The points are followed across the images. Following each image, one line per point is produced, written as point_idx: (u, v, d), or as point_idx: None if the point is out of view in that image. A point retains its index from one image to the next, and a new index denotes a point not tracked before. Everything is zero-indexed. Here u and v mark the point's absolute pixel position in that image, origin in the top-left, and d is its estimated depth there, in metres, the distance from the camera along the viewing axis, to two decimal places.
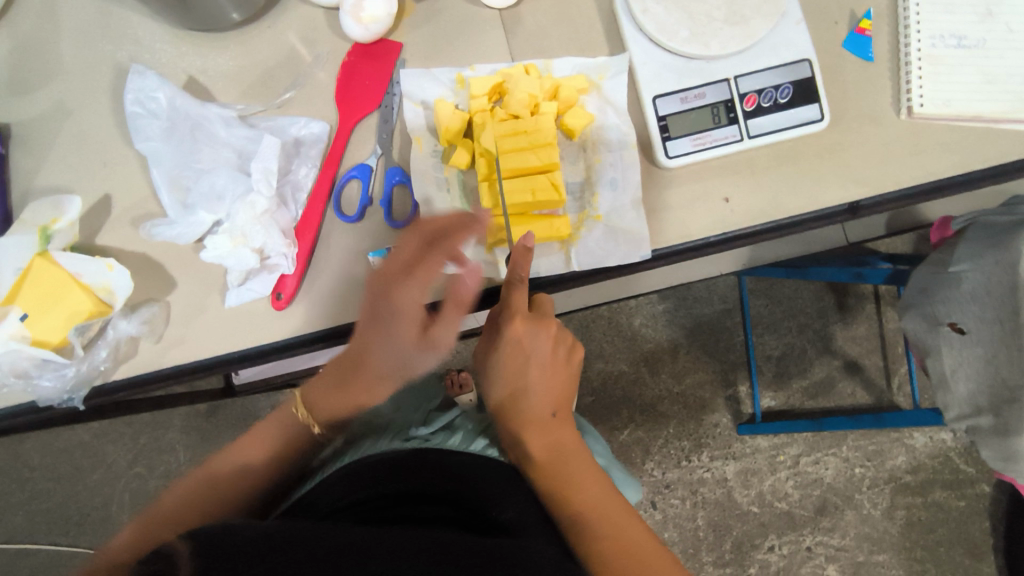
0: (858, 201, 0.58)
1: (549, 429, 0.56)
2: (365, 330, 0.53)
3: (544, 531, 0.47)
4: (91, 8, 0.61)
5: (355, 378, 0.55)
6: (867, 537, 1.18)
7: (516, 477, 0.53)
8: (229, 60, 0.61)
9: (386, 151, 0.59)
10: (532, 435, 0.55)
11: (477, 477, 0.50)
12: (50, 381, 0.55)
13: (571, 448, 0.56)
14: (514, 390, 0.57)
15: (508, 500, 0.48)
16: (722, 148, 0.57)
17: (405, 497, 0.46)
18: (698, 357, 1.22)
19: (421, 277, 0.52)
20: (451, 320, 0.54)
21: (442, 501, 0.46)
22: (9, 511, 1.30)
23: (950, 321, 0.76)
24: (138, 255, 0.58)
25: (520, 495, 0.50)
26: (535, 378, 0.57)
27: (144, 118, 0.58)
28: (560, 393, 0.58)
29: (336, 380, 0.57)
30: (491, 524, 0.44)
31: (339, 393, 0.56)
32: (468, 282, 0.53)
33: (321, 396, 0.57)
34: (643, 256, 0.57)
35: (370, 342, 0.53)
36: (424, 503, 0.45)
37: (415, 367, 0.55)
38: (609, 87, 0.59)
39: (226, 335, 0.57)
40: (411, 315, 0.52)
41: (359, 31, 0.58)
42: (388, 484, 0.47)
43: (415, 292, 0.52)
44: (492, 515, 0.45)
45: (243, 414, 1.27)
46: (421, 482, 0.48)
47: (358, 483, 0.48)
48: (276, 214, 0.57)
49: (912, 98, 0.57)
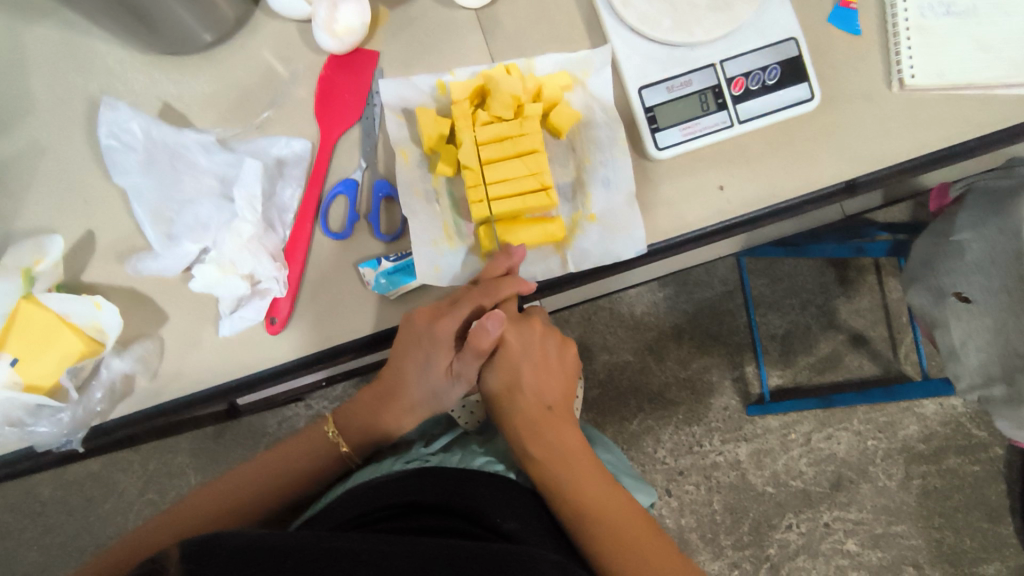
0: (854, 178, 0.56)
1: (548, 423, 0.55)
2: (401, 357, 0.55)
3: (546, 541, 0.48)
4: (59, 40, 0.60)
5: (392, 401, 0.58)
6: (884, 509, 1.17)
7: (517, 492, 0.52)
8: (204, 84, 0.59)
9: (370, 164, 0.58)
10: (530, 432, 0.54)
11: (480, 487, 0.50)
12: (47, 427, 0.54)
13: (572, 443, 0.55)
14: (508, 386, 0.56)
15: (510, 510, 0.48)
16: (712, 135, 0.56)
17: (411, 507, 0.47)
18: (702, 342, 1.21)
19: (462, 312, 0.53)
20: (472, 360, 0.55)
21: (444, 511, 0.46)
22: (23, 546, 1.29)
23: (956, 291, 0.75)
24: (127, 289, 0.57)
25: (521, 506, 0.50)
26: (527, 374, 0.56)
27: (120, 152, 0.57)
28: (556, 387, 0.58)
29: (371, 403, 0.59)
30: (494, 532, 0.45)
31: (372, 414, 0.58)
32: (485, 330, 0.52)
33: (355, 415, 0.59)
34: (638, 252, 0.55)
35: (406, 366, 0.56)
36: (429, 512, 0.46)
37: (443, 397, 0.57)
38: (594, 84, 0.58)
39: (222, 365, 0.56)
40: (445, 345, 0.54)
41: (334, 43, 0.56)
42: (395, 493, 0.48)
43: (453, 326, 0.53)
44: (496, 523, 0.46)
45: (250, 432, 1.26)
46: (426, 492, 0.48)
47: (364, 496, 0.48)
48: (264, 238, 0.55)
49: (903, 70, 0.56)
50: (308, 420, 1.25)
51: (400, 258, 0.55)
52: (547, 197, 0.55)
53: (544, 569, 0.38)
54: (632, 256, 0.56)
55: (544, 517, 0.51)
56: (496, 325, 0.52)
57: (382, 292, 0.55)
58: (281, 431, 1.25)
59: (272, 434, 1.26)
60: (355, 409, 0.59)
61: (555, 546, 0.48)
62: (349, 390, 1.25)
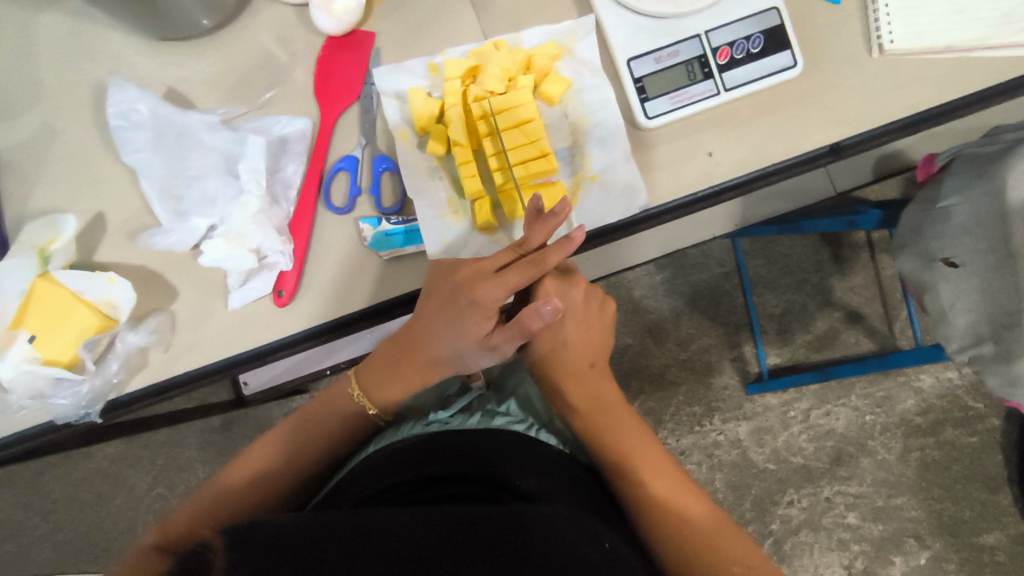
0: (839, 142, 0.58)
1: (589, 379, 0.59)
2: (435, 316, 0.55)
3: (567, 496, 0.50)
4: (64, 29, 0.62)
5: (415, 359, 0.58)
6: (884, 482, 1.19)
7: (532, 449, 0.54)
8: (207, 66, 0.61)
9: (370, 140, 0.60)
10: (574, 390, 0.58)
11: (498, 454, 0.52)
12: (65, 399, 0.56)
13: (612, 401, 0.59)
14: (548, 347, 0.58)
15: (530, 470, 0.50)
16: (699, 103, 0.58)
17: (432, 480, 0.49)
18: (701, 322, 1.23)
19: (506, 279, 0.52)
20: (513, 335, 0.54)
21: (465, 479, 0.48)
22: (37, 544, 1.32)
23: (944, 256, 0.77)
24: (138, 268, 0.59)
25: (539, 465, 0.52)
26: (571, 332, 0.58)
27: (129, 131, 0.59)
28: (597, 346, 0.59)
29: (395, 361, 0.59)
30: (512, 493, 0.47)
31: (398, 374, 0.59)
32: (539, 315, 0.51)
33: (378, 376, 0.59)
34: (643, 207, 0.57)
35: (437, 322, 0.55)
36: (449, 483, 0.48)
37: (468, 362, 0.57)
38: (581, 49, 0.59)
39: (233, 337, 0.58)
40: (484, 310, 0.53)
41: (331, 24, 0.59)
42: (415, 469, 0.50)
43: (494, 292, 0.53)
44: (515, 485, 0.48)
45: (258, 425, 1.28)
46: (444, 464, 0.50)
47: (389, 470, 0.51)
48: (270, 212, 0.57)
49: (882, 36, 0.58)
50: None
51: (402, 221, 0.58)
52: (549, 162, 0.56)
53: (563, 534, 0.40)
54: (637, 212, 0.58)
55: (566, 471, 0.54)
56: (549, 310, 0.51)
57: (375, 249, 0.57)
58: None
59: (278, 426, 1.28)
60: (375, 370, 0.60)
61: (578, 500, 0.50)
62: None
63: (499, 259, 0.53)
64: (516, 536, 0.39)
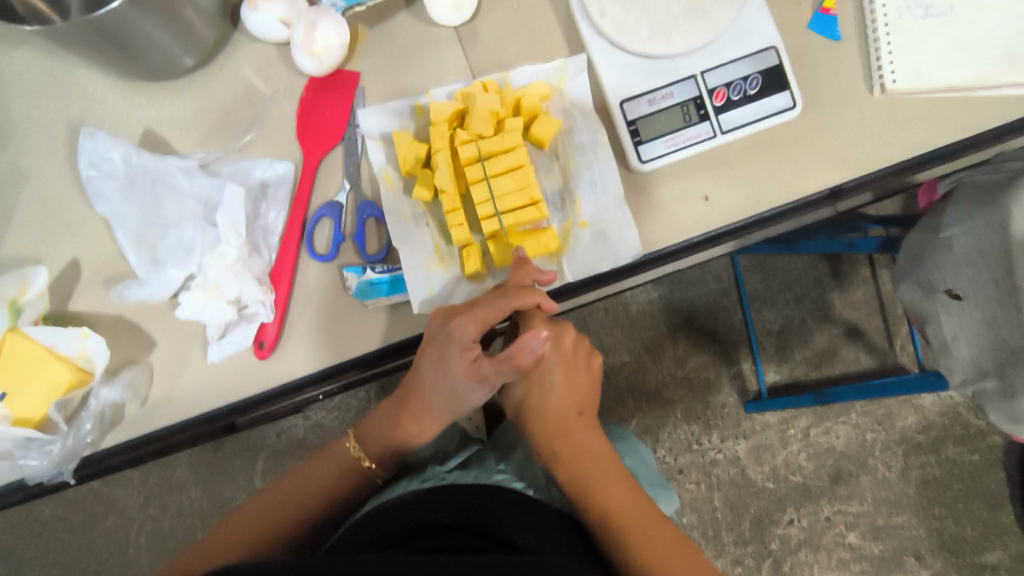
0: (838, 184, 0.56)
1: (576, 428, 0.56)
2: (420, 362, 0.54)
3: (567, 555, 0.47)
4: (38, 67, 0.60)
5: (407, 408, 0.57)
6: (884, 500, 1.18)
7: (533, 506, 0.52)
8: (185, 107, 0.59)
9: (354, 185, 0.57)
10: (561, 441, 0.55)
11: (499, 507, 0.50)
12: (36, 460, 0.54)
13: (601, 453, 0.55)
14: (531, 396, 0.57)
15: (529, 526, 0.49)
16: (695, 146, 0.56)
17: (427, 529, 0.47)
18: (699, 340, 1.21)
19: (478, 314, 0.51)
20: (504, 371, 0.52)
21: (463, 531, 0.47)
22: (26, 566, 1.29)
23: (946, 287, 0.74)
24: (114, 317, 0.57)
25: (540, 525, 0.50)
26: (559, 378, 0.57)
27: (101, 180, 0.57)
28: (581, 395, 0.58)
29: (389, 412, 0.58)
30: (509, 547, 0.44)
31: (390, 423, 0.58)
32: (529, 345, 0.51)
33: (376, 426, 0.59)
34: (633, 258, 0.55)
35: (423, 367, 0.54)
36: (444, 533, 0.46)
37: (461, 400, 0.55)
38: (571, 88, 0.58)
39: (211, 389, 0.55)
40: (459, 347, 0.51)
41: (313, 65, 0.56)
42: (408, 517, 0.49)
43: (466, 327, 0.51)
44: (513, 539, 0.46)
45: (250, 444, 1.26)
46: (441, 513, 0.49)
47: (384, 520, 0.49)
48: (249, 261, 0.56)
49: (883, 75, 0.56)
50: (307, 431, 1.25)
51: (387, 269, 0.55)
52: (538, 210, 0.56)
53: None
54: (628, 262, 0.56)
55: (564, 534, 0.51)
56: (540, 341, 0.51)
57: (361, 298, 0.55)
58: (281, 443, 1.25)
59: (271, 445, 1.26)
60: (374, 422, 0.60)
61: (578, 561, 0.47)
62: (347, 399, 1.25)
63: (474, 296, 0.52)
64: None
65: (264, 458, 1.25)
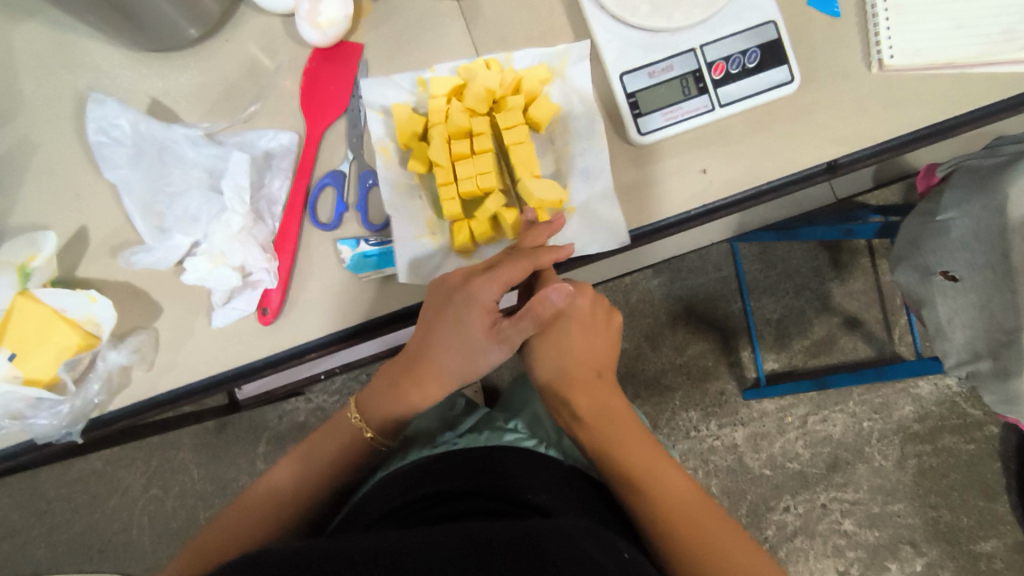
0: (835, 159, 0.57)
1: (596, 390, 0.56)
2: (432, 326, 0.53)
3: (577, 508, 0.47)
4: (48, 38, 0.61)
5: (412, 373, 0.54)
6: (880, 488, 1.18)
7: (542, 464, 0.53)
8: (191, 78, 0.60)
9: (357, 155, 0.58)
10: (579, 398, 0.55)
11: (510, 468, 0.50)
12: (46, 419, 0.55)
13: (619, 411, 0.56)
14: (549, 358, 0.56)
15: (541, 485, 0.49)
16: (692, 120, 0.57)
17: (439, 496, 0.47)
18: (698, 328, 1.22)
19: (498, 273, 0.51)
20: (524, 327, 0.52)
21: (476, 494, 0.47)
22: (30, 544, 1.31)
23: (942, 270, 0.72)
24: (121, 283, 0.58)
25: (552, 481, 0.50)
26: (577, 340, 0.56)
27: (110, 147, 0.58)
28: (594, 350, 0.57)
29: (390, 382, 0.56)
30: (524, 507, 0.44)
31: (392, 392, 0.55)
32: (551, 298, 0.50)
33: (376, 397, 0.56)
34: (622, 244, 0.56)
35: (435, 331, 0.52)
36: (459, 499, 0.46)
37: (478, 364, 0.53)
38: (573, 75, 0.58)
39: (216, 356, 0.57)
40: (481, 306, 0.51)
41: (317, 36, 0.57)
42: (423, 485, 0.49)
43: (488, 289, 0.51)
44: (526, 498, 0.46)
45: (252, 427, 1.27)
46: (452, 479, 0.49)
47: (394, 491, 0.49)
48: (254, 230, 0.57)
49: (881, 51, 0.57)
50: (309, 414, 1.26)
51: (379, 242, 0.57)
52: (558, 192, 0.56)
53: (578, 542, 0.38)
54: (616, 248, 0.56)
55: (573, 486, 0.52)
56: (561, 295, 0.51)
57: (355, 271, 0.56)
58: (282, 425, 1.26)
59: (273, 428, 1.26)
60: (372, 393, 0.57)
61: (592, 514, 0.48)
62: (348, 384, 1.26)
63: (493, 256, 0.53)
64: (533, 548, 0.37)
65: (266, 441, 1.26)
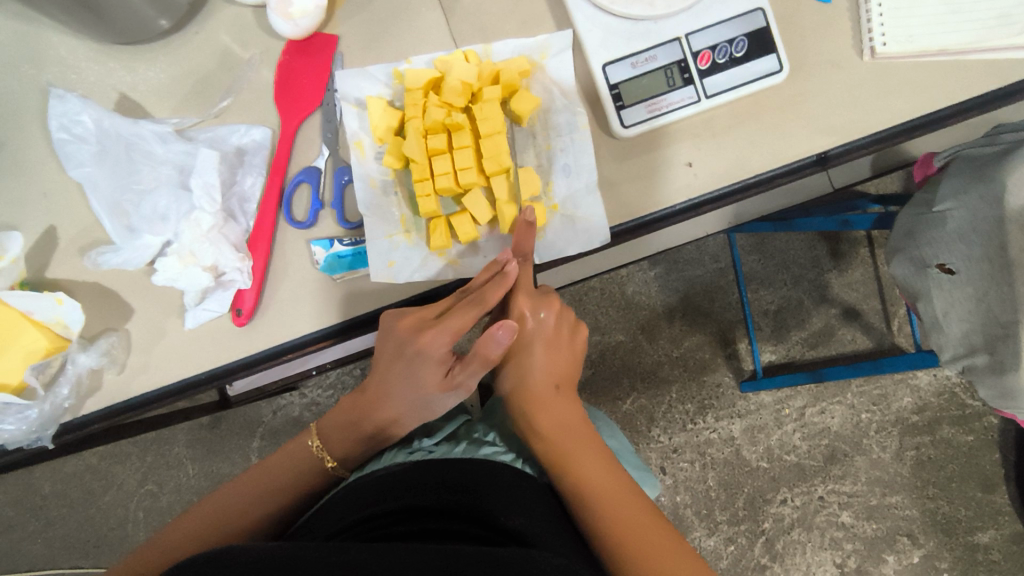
0: (825, 151, 0.55)
1: (556, 403, 0.54)
2: (389, 372, 0.53)
3: (558, 538, 0.45)
4: (13, 31, 0.59)
5: (373, 414, 0.54)
6: (878, 480, 1.17)
7: (519, 484, 0.50)
8: (160, 73, 0.58)
9: (332, 151, 0.57)
10: (537, 413, 0.53)
11: (486, 486, 0.48)
12: (14, 424, 0.55)
13: (574, 425, 0.54)
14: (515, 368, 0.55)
15: (517, 507, 0.46)
16: (677, 112, 0.55)
17: (409, 511, 0.45)
18: (695, 319, 1.21)
19: (447, 325, 0.50)
20: (476, 370, 0.51)
21: (448, 513, 0.44)
22: (27, 540, 1.31)
23: (939, 262, 0.69)
24: (91, 284, 0.56)
25: (531, 506, 0.47)
26: (537, 356, 0.55)
27: (73, 144, 0.56)
28: (551, 361, 0.55)
29: (348, 418, 0.56)
30: (499, 532, 0.42)
31: (350, 429, 0.55)
32: (497, 340, 0.47)
33: (337, 428, 0.56)
34: (603, 243, 0.55)
35: (392, 377, 0.52)
36: (430, 516, 0.44)
37: (435, 407, 0.54)
38: (553, 66, 0.57)
39: (189, 358, 0.55)
40: (433, 358, 0.51)
41: (289, 28, 0.55)
42: (393, 500, 0.46)
43: (437, 341, 0.50)
44: (501, 522, 0.43)
45: (246, 422, 1.26)
46: (425, 494, 0.46)
47: (361, 502, 0.47)
48: (225, 228, 0.55)
49: (874, 38, 0.55)
50: (303, 409, 1.24)
51: (353, 242, 0.55)
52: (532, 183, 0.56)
53: None
54: (597, 247, 0.55)
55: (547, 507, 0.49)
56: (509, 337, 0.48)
57: (328, 273, 0.55)
58: (276, 420, 1.25)
59: (268, 423, 1.25)
60: (336, 421, 0.56)
61: (571, 547, 0.45)
62: (343, 378, 1.25)
63: (442, 303, 0.51)
64: None
65: (260, 436, 1.25)
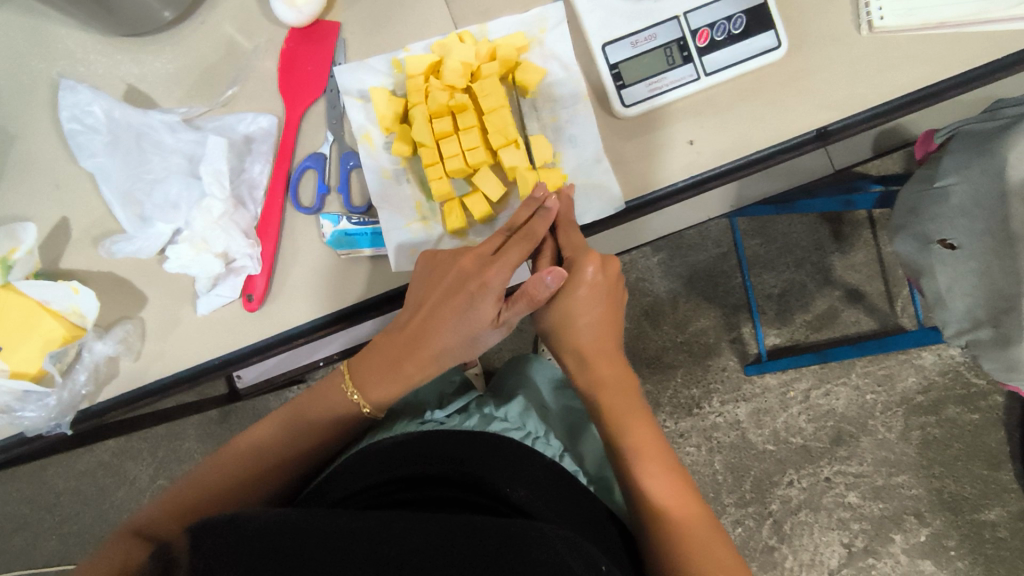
0: (826, 125, 0.55)
1: (612, 361, 0.57)
2: (441, 309, 0.52)
3: (558, 509, 0.47)
4: (20, 25, 0.59)
5: (416, 352, 0.53)
6: (884, 461, 1.18)
7: (524, 455, 0.51)
8: (167, 63, 0.59)
9: (338, 136, 0.57)
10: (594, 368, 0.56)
11: (492, 456, 0.49)
12: (34, 412, 0.56)
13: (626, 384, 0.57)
14: (574, 322, 0.55)
15: (520, 478, 0.47)
16: (678, 90, 0.55)
17: (415, 480, 0.46)
18: (699, 304, 1.21)
19: (509, 259, 0.51)
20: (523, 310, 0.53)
21: (453, 482, 0.45)
22: (43, 536, 1.33)
23: (941, 238, 0.70)
24: (105, 274, 0.57)
25: (535, 475, 0.49)
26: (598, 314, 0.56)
27: (84, 135, 0.57)
28: (607, 321, 0.56)
29: (389, 359, 0.54)
30: (502, 503, 0.43)
31: (392, 371, 0.53)
32: (546, 283, 0.49)
33: (375, 372, 0.54)
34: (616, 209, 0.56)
35: (444, 314, 0.52)
36: (434, 485, 0.45)
37: (479, 344, 0.55)
38: (551, 40, 0.57)
39: (203, 345, 0.56)
40: (493, 293, 0.51)
41: (293, 15, 0.56)
42: (399, 467, 0.47)
43: (500, 275, 0.51)
44: (505, 493, 0.45)
45: (255, 416, 1.27)
46: (430, 463, 0.47)
47: (367, 468, 0.48)
48: (235, 215, 0.56)
49: (871, 13, 0.55)
50: None
51: (365, 222, 0.56)
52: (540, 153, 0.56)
53: (557, 549, 0.37)
54: (612, 213, 0.57)
55: (553, 476, 0.50)
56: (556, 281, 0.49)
57: (334, 248, 0.55)
58: None
59: None
60: (370, 367, 0.54)
61: (571, 517, 0.47)
62: None
63: (494, 242, 0.52)
64: (515, 550, 0.36)
65: None
